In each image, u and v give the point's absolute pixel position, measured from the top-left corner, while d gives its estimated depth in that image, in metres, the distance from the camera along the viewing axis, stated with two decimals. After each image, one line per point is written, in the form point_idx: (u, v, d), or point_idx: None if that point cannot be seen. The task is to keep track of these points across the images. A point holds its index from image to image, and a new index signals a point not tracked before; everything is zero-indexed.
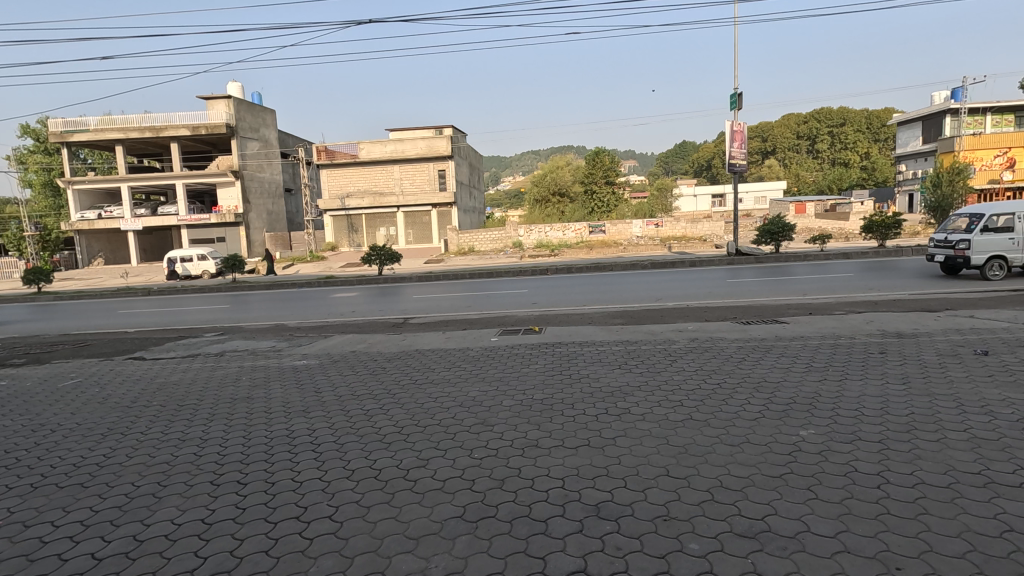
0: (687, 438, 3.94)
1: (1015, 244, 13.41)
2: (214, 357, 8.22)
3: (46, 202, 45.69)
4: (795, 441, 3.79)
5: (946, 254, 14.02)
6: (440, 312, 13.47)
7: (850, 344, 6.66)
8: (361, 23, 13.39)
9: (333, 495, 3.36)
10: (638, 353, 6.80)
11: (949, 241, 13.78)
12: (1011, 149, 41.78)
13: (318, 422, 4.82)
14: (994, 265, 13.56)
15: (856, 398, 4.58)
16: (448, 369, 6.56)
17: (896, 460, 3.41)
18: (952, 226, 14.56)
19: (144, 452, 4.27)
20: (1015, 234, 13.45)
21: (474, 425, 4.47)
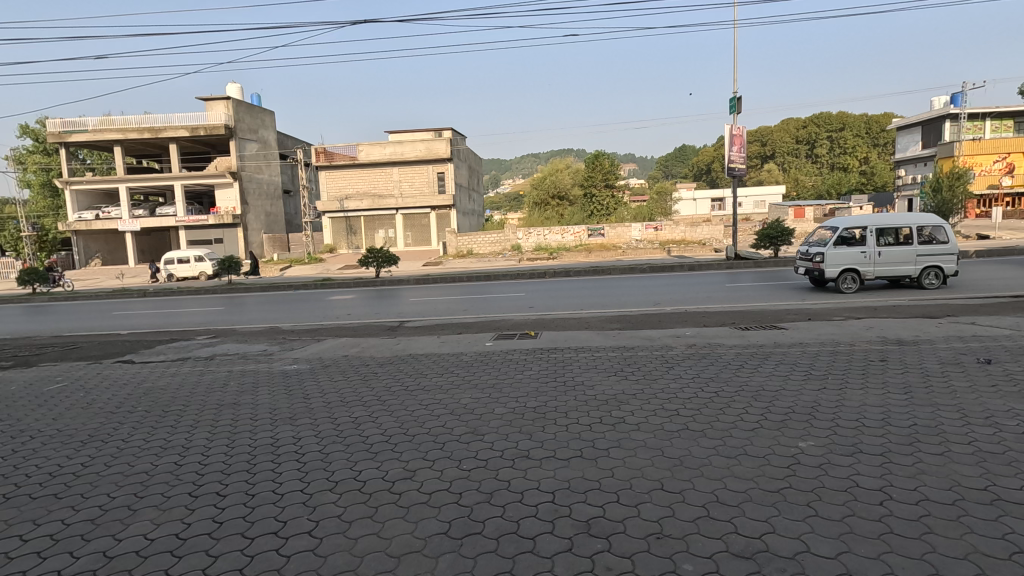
0: (684, 450, 3.81)
1: (866, 257, 13.59)
2: (204, 361, 8.07)
3: (45, 202, 45.15)
4: (794, 453, 3.67)
5: (807, 266, 14.40)
6: (436, 315, 13.35)
7: (851, 352, 6.55)
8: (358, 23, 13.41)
9: (314, 508, 3.23)
10: (634, 359, 6.67)
11: (808, 254, 14.14)
12: (1010, 155, 42.00)
13: (304, 430, 4.68)
14: (848, 276, 13.75)
15: (857, 409, 4.47)
16: (441, 375, 6.41)
17: (898, 474, 3.31)
18: (815, 239, 14.85)
19: (123, 461, 4.13)
20: (866, 246, 13.64)
21: (464, 435, 4.35)
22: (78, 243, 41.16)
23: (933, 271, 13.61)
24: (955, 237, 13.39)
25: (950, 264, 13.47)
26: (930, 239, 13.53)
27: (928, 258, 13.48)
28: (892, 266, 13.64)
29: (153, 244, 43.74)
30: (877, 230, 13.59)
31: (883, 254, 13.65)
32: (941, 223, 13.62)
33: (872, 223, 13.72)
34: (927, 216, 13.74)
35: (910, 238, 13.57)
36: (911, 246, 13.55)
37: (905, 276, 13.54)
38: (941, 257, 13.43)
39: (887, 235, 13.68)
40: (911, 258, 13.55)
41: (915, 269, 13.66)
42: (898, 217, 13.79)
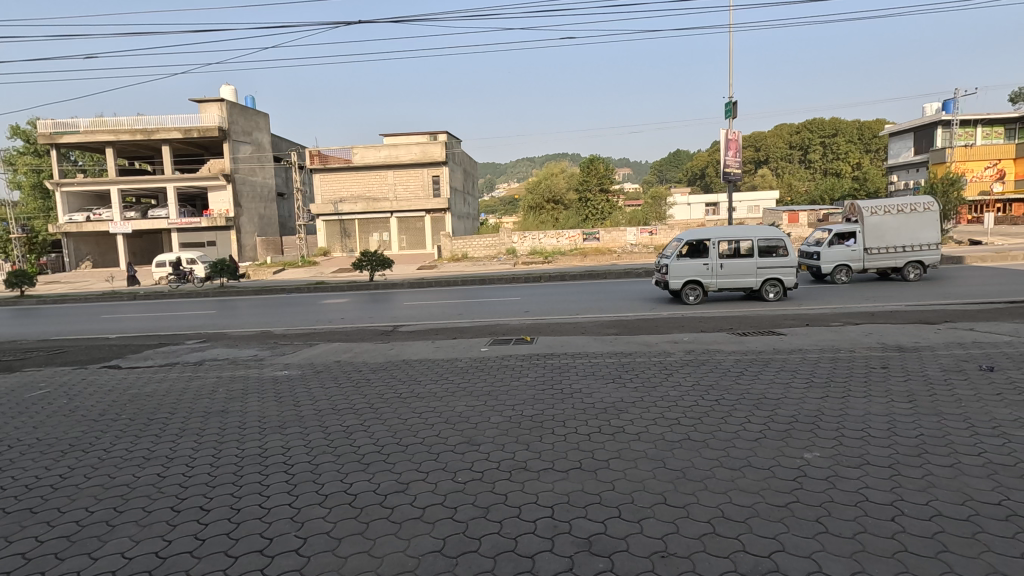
0: (686, 462, 3.69)
1: (708, 268, 13.70)
2: (192, 366, 7.87)
3: (36, 203, 44.58)
4: (801, 464, 3.56)
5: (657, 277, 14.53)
6: (431, 320, 13.19)
7: (851, 358, 6.45)
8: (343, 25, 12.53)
9: (303, 523, 3.10)
10: (632, 366, 6.54)
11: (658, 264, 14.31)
12: (1001, 161, 42.93)
13: (293, 440, 4.53)
14: (691, 288, 13.83)
15: (862, 418, 4.37)
16: (435, 382, 6.27)
17: (908, 487, 3.20)
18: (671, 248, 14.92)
19: (102, 473, 3.97)
20: (708, 258, 13.77)
21: (458, 445, 4.22)
22: (68, 246, 40.70)
23: (774, 283, 13.75)
24: (793, 249, 13.54)
25: (789, 276, 13.62)
26: (771, 251, 13.69)
27: (768, 269, 13.62)
28: (734, 278, 13.79)
29: (145, 246, 43.34)
30: (719, 242, 13.73)
31: (725, 266, 13.78)
32: (781, 236, 13.80)
33: (715, 235, 13.85)
34: (770, 229, 13.91)
35: (752, 251, 13.72)
36: (752, 258, 13.69)
37: (746, 288, 13.66)
38: (780, 269, 13.60)
39: (729, 248, 13.84)
40: (752, 270, 13.69)
41: (756, 281, 13.80)
42: (742, 229, 13.94)
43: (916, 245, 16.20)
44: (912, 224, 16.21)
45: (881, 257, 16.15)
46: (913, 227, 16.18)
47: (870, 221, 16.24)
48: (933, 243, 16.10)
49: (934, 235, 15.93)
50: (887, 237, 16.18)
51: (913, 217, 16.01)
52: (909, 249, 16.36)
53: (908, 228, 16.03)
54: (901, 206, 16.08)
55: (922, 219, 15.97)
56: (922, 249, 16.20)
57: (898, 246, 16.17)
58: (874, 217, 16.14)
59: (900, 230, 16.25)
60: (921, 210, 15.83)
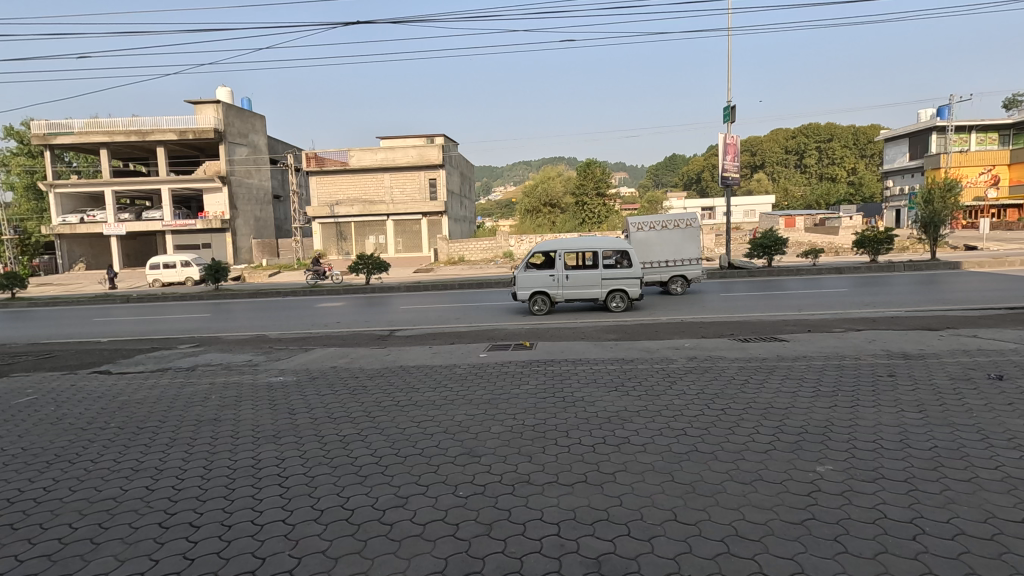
0: (695, 475, 3.57)
1: (554, 280, 13.61)
2: (184, 372, 7.70)
3: (29, 205, 44.22)
4: (814, 479, 3.45)
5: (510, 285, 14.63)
6: (428, 324, 13.04)
7: (856, 366, 6.37)
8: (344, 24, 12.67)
9: (297, 542, 2.96)
10: (634, 373, 6.42)
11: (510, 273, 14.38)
12: (996, 166, 43.76)
13: (287, 450, 4.39)
14: (536, 299, 13.77)
15: (874, 428, 4.28)
16: (433, 390, 6.12)
17: (926, 502, 3.10)
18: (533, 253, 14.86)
19: (88, 486, 3.82)
20: (555, 269, 13.66)
21: (459, 456, 4.09)
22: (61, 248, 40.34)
23: (619, 294, 13.69)
24: (636, 261, 13.50)
25: (633, 287, 13.58)
26: (616, 262, 13.64)
27: (613, 281, 13.57)
28: (580, 289, 13.70)
29: (138, 248, 42.99)
30: (565, 253, 13.65)
31: (571, 278, 13.69)
32: (626, 247, 13.77)
33: (562, 247, 13.78)
34: (618, 241, 13.85)
35: (599, 262, 13.65)
36: (597, 269, 13.63)
37: (592, 299, 13.59)
38: (624, 281, 13.55)
39: (576, 258, 13.76)
40: (597, 282, 13.64)
41: (602, 292, 13.74)
42: (591, 240, 13.87)
43: (678, 261, 16.71)
44: (676, 240, 16.81)
45: (648, 271, 16.48)
46: (678, 244, 16.72)
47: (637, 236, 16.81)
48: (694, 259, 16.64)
49: (694, 251, 16.50)
50: (653, 252, 16.65)
51: (675, 233, 16.63)
52: (673, 265, 16.86)
53: (671, 242, 16.64)
54: (665, 222, 16.70)
55: (683, 235, 16.51)
56: (683, 264, 16.73)
57: (662, 261, 16.64)
58: (641, 233, 16.71)
59: (665, 245, 16.75)
60: (682, 227, 16.40)
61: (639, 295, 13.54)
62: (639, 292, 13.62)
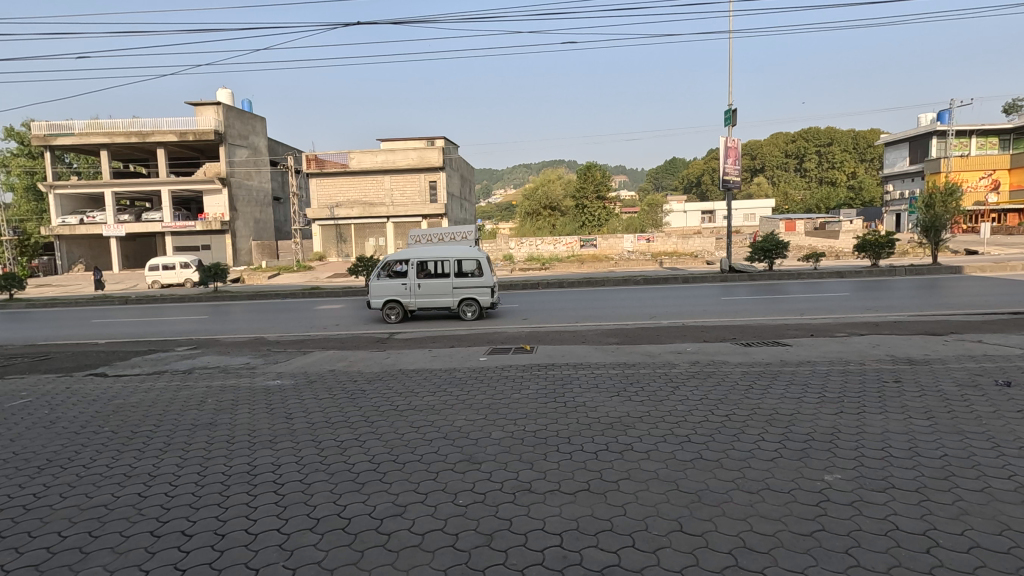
0: (701, 484, 3.48)
1: (406, 288, 13.71)
2: (181, 375, 7.60)
3: (29, 206, 44.21)
4: (822, 488, 3.37)
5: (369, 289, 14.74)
6: (428, 327, 12.97)
7: (862, 371, 6.29)
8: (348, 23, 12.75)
9: (292, 552, 2.88)
10: (636, 378, 6.33)
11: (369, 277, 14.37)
12: (996, 171, 43.67)
13: (283, 455, 4.31)
14: (388, 307, 13.87)
15: (882, 435, 4.19)
16: (433, 394, 6.02)
17: (939, 513, 3.02)
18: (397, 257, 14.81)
19: (79, 492, 3.74)
20: (407, 278, 13.79)
21: (459, 463, 4.01)
22: (61, 249, 40.28)
23: (470, 302, 13.79)
24: (486, 271, 13.60)
25: (484, 296, 13.67)
26: (467, 272, 13.75)
27: (465, 289, 13.66)
28: (432, 298, 13.80)
29: (138, 249, 42.93)
30: (416, 262, 13.76)
31: (424, 286, 13.80)
32: (479, 256, 13.87)
33: (416, 256, 13.90)
34: (470, 249, 13.93)
35: (450, 271, 13.76)
36: (449, 278, 13.73)
37: (443, 307, 13.69)
38: (475, 289, 13.65)
39: (429, 267, 13.87)
40: (448, 290, 13.75)
41: (455, 300, 13.85)
42: (443, 249, 13.98)
43: None
44: None
45: None
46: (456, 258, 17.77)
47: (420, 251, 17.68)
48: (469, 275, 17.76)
49: None
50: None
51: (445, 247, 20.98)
52: None
53: None
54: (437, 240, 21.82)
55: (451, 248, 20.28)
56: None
57: None
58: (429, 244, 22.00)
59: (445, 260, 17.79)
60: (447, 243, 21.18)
61: (489, 303, 13.65)
62: (490, 301, 13.71)
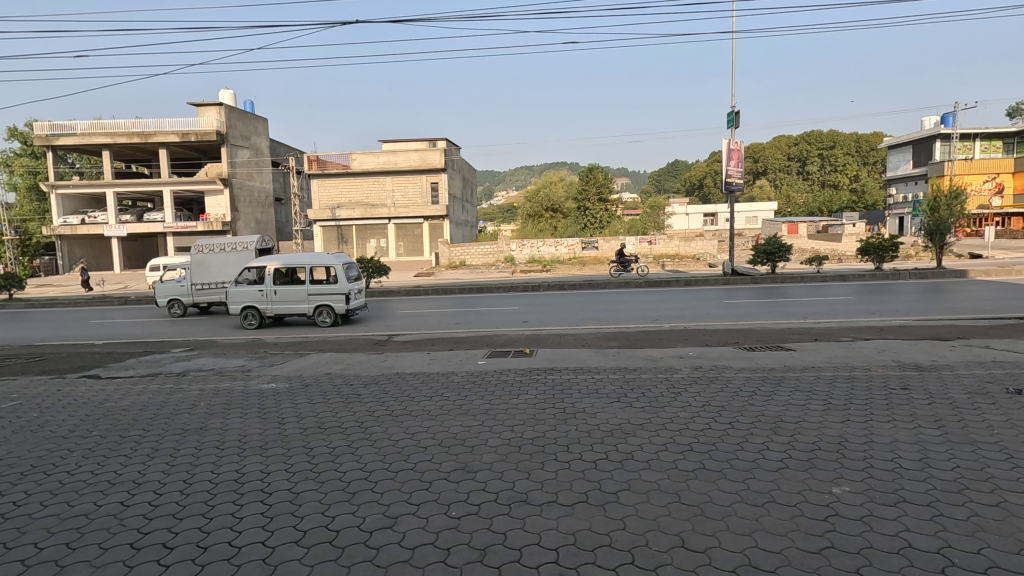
0: (703, 496, 3.35)
1: (262, 294, 13.75)
2: (174, 378, 7.48)
3: (31, 206, 44.22)
4: (830, 501, 3.24)
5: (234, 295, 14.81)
6: (427, 329, 12.85)
7: (868, 378, 6.14)
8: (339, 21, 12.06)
9: (276, 567, 2.75)
10: (636, 384, 6.19)
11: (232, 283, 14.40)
12: (999, 175, 43.44)
13: (272, 463, 4.18)
14: (247, 314, 13.88)
15: (891, 445, 4.07)
16: (429, 399, 5.89)
17: (951, 530, 2.89)
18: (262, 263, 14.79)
19: (60, 500, 3.62)
20: (263, 284, 13.80)
21: (453, 472, 3.88)
22: (62, 249, 40.29)
23: (326, 309, 13.81)
24: (339, 278, 13.53)
25: (338, 303, 13.67)
26: (323, 279, 13.72)
27: (319, 296, 13.69)
28: (289, 304, 13.82)
29: (139, 249, 42.93)
30: (272, 269, 13.75)
31: (280, 293, 13.83)
32: (334, 262, 13.80)
33: (273, 263, 13.90)
34: (329, 256, 13.89)
35: (306, 278, 13.74)
36: (304, 284, 13.73)
37: (298, 314, 13.75)
38: (329, 297, 13.64)
39: (287, 274, 13.89)
40: (304, 297, 13.78)
41: (312, 307, 13.88)
42: (301, 256, 13.97)
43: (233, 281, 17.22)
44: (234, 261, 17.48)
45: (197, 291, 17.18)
46: (232, 264, 17.26)
47: (199, 256, 17.24)
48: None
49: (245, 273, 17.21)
50: (210, 271, 17.20)
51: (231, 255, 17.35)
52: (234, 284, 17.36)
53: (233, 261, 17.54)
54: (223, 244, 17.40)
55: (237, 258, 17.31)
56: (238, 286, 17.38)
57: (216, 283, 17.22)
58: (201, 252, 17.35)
59: (223, 266, 17.32)
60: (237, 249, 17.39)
61: (343, 311, 13.64)
62: (345, 308, 13.71)
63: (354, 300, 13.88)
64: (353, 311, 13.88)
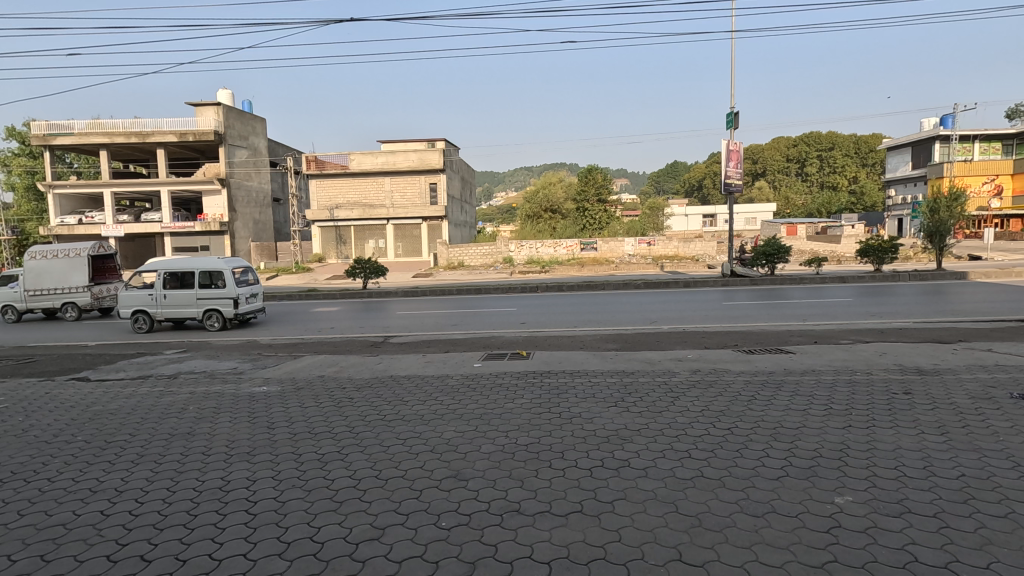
0: (701, 506, 3.25)
1: (152, 298, 13.79)
2: (165, 380, 7.37)
3: (29, 206, 44.12)
4: (832, 512, 3.14)
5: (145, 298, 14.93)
6: (424, 331, 12.74)
7: (869, 382, 6.03)
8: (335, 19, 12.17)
9: None
10: (634, 388, 6.07)
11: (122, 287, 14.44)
12: (999, 177, 43.47)
13: (259, 470, 4.07)
14: (136, 318, 13.91)
15: (894, 453, 3.97)
16: (422, 403, 5.78)
17: (960, 543, 2.78)
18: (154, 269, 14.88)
19: (38, 510, 3.52)
20: (153, 288, 13.87)
21: (445, 480, 3.77)
22: (60, 249, 40.15)
23: (215, 313, 13.89)
24: (228, 282, 13.66)
25: (227, 307, 13.74)
26: (213, 282, 13.82)
27: (208, 301, 13.77)
28: (178, 309, 13.87)
29: (137, 249, 42.78)
30: (163, 273, 13.84)
31: (170, 296, 13.92)
32: (223, 267, 13.90)
33: (163, 267, 13.97)
34: (218, 260, 14.00)
35: (196, 282, 13.83)
36: (193, 289, 13.82)
37: (187, 317, 13.83)
38: (217, 300, 13.72)
39: (177, 278, 13.95)
40: (193, 301, 13.83)
41: (201, 311, 13.91)
42: (190, 260, 14.04)
43: (65, 288, 17.30)
44: (66, 270, 17.52)
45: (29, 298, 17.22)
46: (66, 271, 17.38)
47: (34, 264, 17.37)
48: (76, 285, 17.27)
49: (78, 279, 17.32)
50: (45, 279, 17.28)
51: (63, 263, 17.38)
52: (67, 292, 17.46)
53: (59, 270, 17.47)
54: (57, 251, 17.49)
55: (68, 265, 17.37)
56: (72, 291, 17.41)
57: (49, 289, 17.31)
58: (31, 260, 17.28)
59: (57, 273, 17.39)
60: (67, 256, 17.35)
61: (231, 316, 13.72)
62: (233, 313, 13.77)
63: (244, 305, 13.95)
64: (243, 315, 13.95)
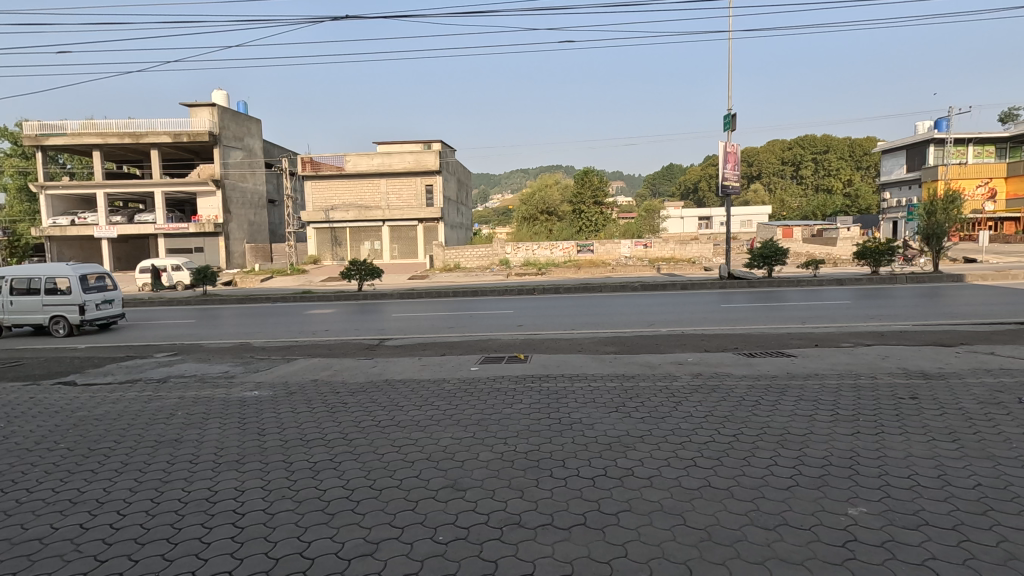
0: (710, 518, 3.11)
1: None
2: (154, 385, 7.17)
3: (20, 207, 43.74)
4: (846, 525, 3.01)
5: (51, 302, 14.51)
6: (420, 334, 12.58)
7: (874, 387, 5.90)
8: (324, 19, 12.77)
9: None
10: (635, 393, 5.92)
11: None
12: (993, 179, 43.69)
13: (248, 480, 3.92)
14: None
15: (906, 460, 3.85)
16: (418, 408, 5.62)
17: (984, 558, 2.66)
18: None
19: (13, 524, 3.35)
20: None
21: (442, 490, 3.62)
22: (51, 250, 39.76)
23: (62, 319, 13.90)
24: (72, 289, 13.70)
25: (72, 314, 13.77)
26: (60, 289, 13.88)
27: (54, 307, 13.83)
28: (24, 315, 13.97)
29: (130, 251, 42.42)
30: (8, 280, 13.95)
31: (16, 302, 14.00)
32: (71, 273, 13.94)
33: (12, 273, 14.09)
34: (68, 267, 14.05)
35: (42, 288, 13.90)
36: (40, 295, 13.90)
37: (33, 323, 13.83)
38: (63, 307, 13.77)
39: (25, 285, 14.06)
40: (40, 307, 13.90)
41: (48, 317, 13.98)
42: (40, 267, 14.12)
43: None
44: None
45: None
46: None
47: None
48: None
49: None
50: None
51: None
52: None
53: None
54: None
55: None
56: None
57: None
58: None
59: None
60: None
61: (77, 321, 13.75)
62: (79, 319, 13.81)
63: (92, 311, 14.00)
64: (91, 322, 13.99)
